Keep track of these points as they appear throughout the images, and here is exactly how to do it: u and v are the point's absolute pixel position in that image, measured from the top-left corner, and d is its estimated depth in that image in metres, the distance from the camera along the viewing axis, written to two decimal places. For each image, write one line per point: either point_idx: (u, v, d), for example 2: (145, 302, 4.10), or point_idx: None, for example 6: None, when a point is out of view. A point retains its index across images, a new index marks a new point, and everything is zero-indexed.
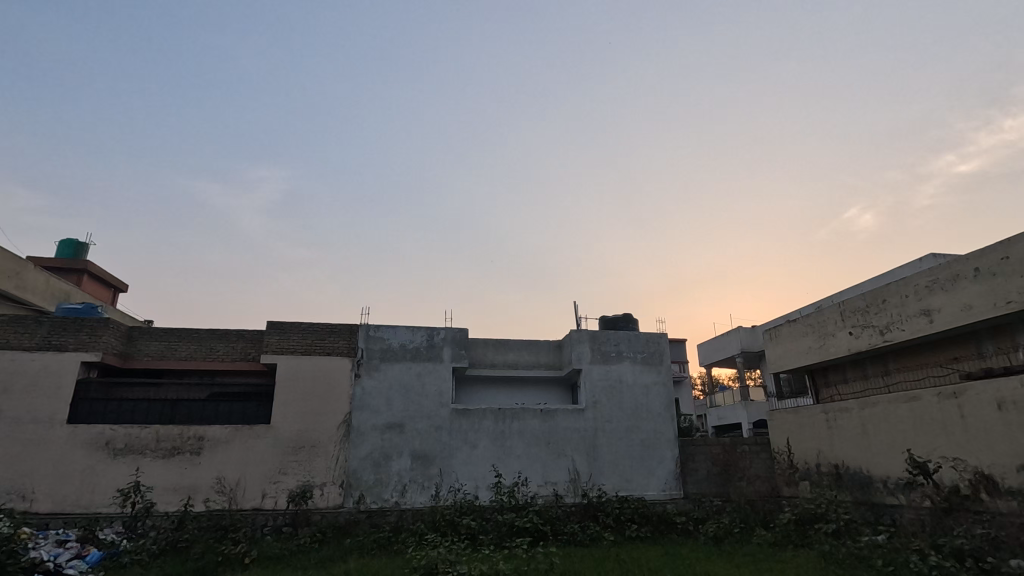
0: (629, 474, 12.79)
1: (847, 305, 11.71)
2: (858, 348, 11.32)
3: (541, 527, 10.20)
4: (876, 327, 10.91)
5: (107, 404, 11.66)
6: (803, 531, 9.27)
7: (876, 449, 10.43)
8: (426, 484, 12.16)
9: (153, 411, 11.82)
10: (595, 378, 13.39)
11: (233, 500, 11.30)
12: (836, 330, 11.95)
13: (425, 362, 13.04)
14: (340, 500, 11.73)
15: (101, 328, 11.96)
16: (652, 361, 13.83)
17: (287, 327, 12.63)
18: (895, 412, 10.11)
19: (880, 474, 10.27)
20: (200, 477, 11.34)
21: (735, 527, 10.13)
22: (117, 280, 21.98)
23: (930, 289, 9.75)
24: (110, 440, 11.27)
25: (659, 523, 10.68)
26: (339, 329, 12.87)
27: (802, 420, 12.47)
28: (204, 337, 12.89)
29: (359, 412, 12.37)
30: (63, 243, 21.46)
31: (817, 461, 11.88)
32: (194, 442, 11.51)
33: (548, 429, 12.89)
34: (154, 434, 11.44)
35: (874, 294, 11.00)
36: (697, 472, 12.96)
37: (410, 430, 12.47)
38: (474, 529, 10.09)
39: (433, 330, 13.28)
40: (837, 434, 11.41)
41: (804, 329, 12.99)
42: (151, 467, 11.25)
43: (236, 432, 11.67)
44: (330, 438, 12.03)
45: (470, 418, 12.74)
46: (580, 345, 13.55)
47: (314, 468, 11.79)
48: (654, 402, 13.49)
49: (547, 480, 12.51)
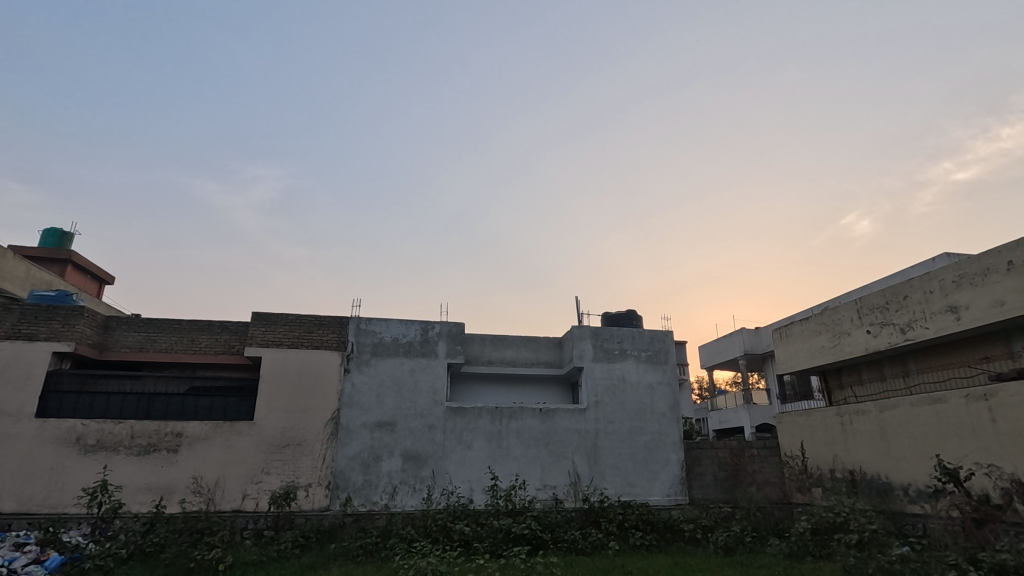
0: (632, 478, 12.14)
1: (864, 303, 11.11)
2: (876, 347, 10.71)
3: (540, 534, 9.51)
4: (897, 326, 10.30)
5: (79, 396, 10.96)
6: (821, 542, 8.64)
7: (897, 454, 9.82)
8: (418, 487, 11.48)
9: (128, 405, 11.13)
10: (597, 377, 12.76)
11: (211, 501, 10.61)
12: (852, 328, 11.35)
13: (419, 358, 12.38)
14: (325, 503, 11.04)
15: (76, 317, 11.26)
16: (657, 360, 13.20)
17: (273, 318, 11.97)
18: (918, 415, 9.51)
19: (900, 481, 9.67)
20: (177, 477, 10.64)
21: (747, 536, 9.49)
22: (102, 271, 21.26)
23: (957, 284, 9.15)
24: (82, 436, 10.57)
25: (665, 531, 10.07)
26: (328, 322, 12.22)
27: (814, 422, 11.84)
28: (185, 328, 12.20)
29: (348, 409, 11.70)
30: (46, 231, 20.73)
31: (831, 466, 11.26)
32: (172, 439, 10.83)
33: (548, 430, 12.24)
34: (129, 430, 10.76)
35: (895, 290, 10.39)
36: (703, 477, 12.32)
37: (402, 429, 11.81)
38: (467, 535, 9.39)
39: (427, 324, 12.64)
40: (853, 438, 10.81)
41: (817, 327, 12.38)
42: (124, 465, 10.54)
43: (217, 429, 11.00)
44: (317, 437, 11.36)
45: (465, 417, 12.07)
46: (582, 341, 12.93)
47: (299, 468, 11.11)
48: (659, 403, 12.85)
49: (546, 484, 11.86)
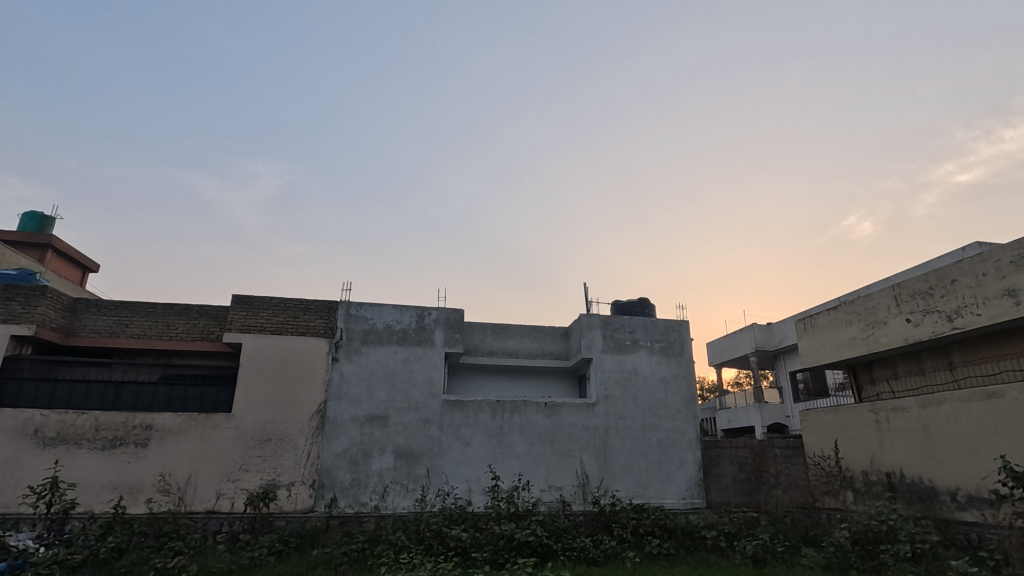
0: (645, 479, 11.16)
1: (902, 288, 10.10)
2: (917, 337, 9.71)
3: (546, 542, 8.51)
4: (943, 313, 9.30)
5: (39, 384, 9.98)
6: (865, 554, 7.62)
7: (944, 455, 8.84)
8: (411, 487, 10.48)
9: (93, 395, 10.14)
10: (606, 369, 11.76)
11: (182, 501, 9.62)
12: (888, 317, 10.35)
13: (414, 347, 11.38)
14: (309, 504, 10.06)
15: (37, 297, 10.28)
16: (672, 351, 12.21)
17: (256, 302, 10.99)
18: (969, 412, 8.53)
19: (946, 485, 8.73)
20: (144, 474, 9.64)
21: (777, 546, 8.50)
22: (87, 258, 20.22)
23: (1016, 264, 8.13)
24: (40, 428, 9.57)
25: (684, 538, 9.11)
26: (315, 307, 11.24)
27: (844, 420, 10.80)
28: (160, 312, 11.20)
29: (335, 401, 10.70)
30: (25, 216, 19.74)
31: (865, 469, 10.23)
32: (141, 432, 9.82)
33: (554, 426, 11.25)
34: (93, 422, 9.74)
35: (941, 274, 9.37)
36: (721, 479, 11.35)
37: (394, 423, 10.81)
38: (465, 542, 8.39)
39: (424, 310, 11.64)
40: (890, 437, 9.82)
41: (847, 317, 11.35)
42: (85, 460, 9.53)
43: (191, 422, 10.01)
44: (301, 431, 10.37)
45: (464, 411, 11.07)
46: (591, 330, 11.95)
47: (281, 465, 10.11)
48: (674, 399, 11.86)
49: (550, 485, 10.87)
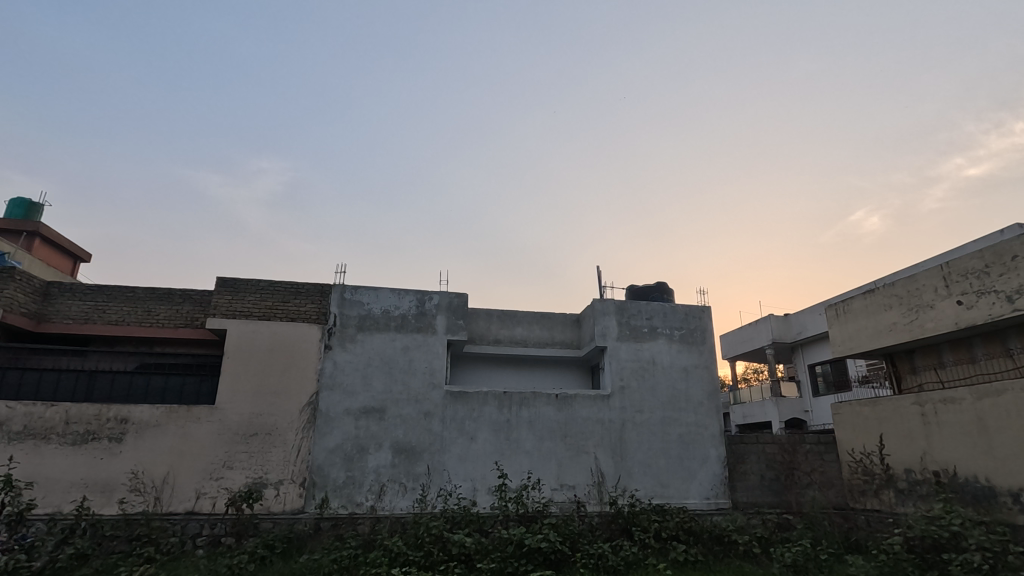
0: (666, 478, 10.26)
1: (952, 267, 9.13)
2: (970, 321, 8.76)
3: (560, 548, 7.64)
4: (1001, 294, 8.34)
5: (6, 373, 9.15)
6: (923, 564, 6.69)
7: (1005, 452, 7.89)
8: (411, 486, 9.62)
9: (64, 385, 9.29)
10: (622, 359, 10.84)
11: (158, 501, 8.79)
12: (935, 300, 9.39)
13: (414, 334, 10.49)
14: (299, 504, 9.21)
15: (5, 280, 9.44)
16: (692, 339, 11.27)
17: (242, 285, 10.13)
18: None
19: (1008, 486, 7.80)
20: (117, 472, 8.80)
21: (820, 553, 7.58)
22: (76, 247, 19.37)
23: None
24: (5, 421, 8.73)
25: (712, 543, 8.22)
26: (306, 290, 10.37)
27: (884, 413, 9.86)
28: (140, 297, 10.35)
29: (328, 392, 9.83)
30: (13, 202, 18.98)
31: (910, 467, 9.27)
32: (115, 426, 8.98)
33: (565, 419, 10.35)
34: (63, 415, 8.89)
35: (999, 250, 8.40)
36: (747, 478, 10.43)
37: (392, 416, 9.94)
38: (470, 549, 7.50)
39: (425, 294, 10.74)
40: (939, 432, 8.88)
41: (885, 301, 10.39)
42: (53, 457, 8.70)
43: (171, 414, 9.16)
44: (290, 425, 9.51)
45: (468, 404, 10.19)
46: (605, 317, 11.01)
47: (268, 462, 9.26)
48: (696, 391, 10.94)
49: (562, 484, 9.98)
